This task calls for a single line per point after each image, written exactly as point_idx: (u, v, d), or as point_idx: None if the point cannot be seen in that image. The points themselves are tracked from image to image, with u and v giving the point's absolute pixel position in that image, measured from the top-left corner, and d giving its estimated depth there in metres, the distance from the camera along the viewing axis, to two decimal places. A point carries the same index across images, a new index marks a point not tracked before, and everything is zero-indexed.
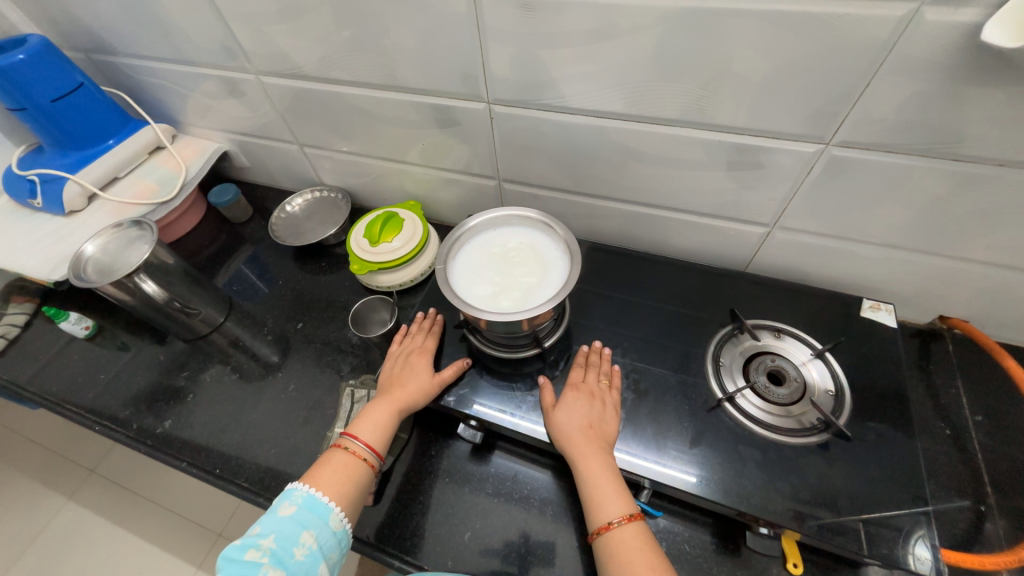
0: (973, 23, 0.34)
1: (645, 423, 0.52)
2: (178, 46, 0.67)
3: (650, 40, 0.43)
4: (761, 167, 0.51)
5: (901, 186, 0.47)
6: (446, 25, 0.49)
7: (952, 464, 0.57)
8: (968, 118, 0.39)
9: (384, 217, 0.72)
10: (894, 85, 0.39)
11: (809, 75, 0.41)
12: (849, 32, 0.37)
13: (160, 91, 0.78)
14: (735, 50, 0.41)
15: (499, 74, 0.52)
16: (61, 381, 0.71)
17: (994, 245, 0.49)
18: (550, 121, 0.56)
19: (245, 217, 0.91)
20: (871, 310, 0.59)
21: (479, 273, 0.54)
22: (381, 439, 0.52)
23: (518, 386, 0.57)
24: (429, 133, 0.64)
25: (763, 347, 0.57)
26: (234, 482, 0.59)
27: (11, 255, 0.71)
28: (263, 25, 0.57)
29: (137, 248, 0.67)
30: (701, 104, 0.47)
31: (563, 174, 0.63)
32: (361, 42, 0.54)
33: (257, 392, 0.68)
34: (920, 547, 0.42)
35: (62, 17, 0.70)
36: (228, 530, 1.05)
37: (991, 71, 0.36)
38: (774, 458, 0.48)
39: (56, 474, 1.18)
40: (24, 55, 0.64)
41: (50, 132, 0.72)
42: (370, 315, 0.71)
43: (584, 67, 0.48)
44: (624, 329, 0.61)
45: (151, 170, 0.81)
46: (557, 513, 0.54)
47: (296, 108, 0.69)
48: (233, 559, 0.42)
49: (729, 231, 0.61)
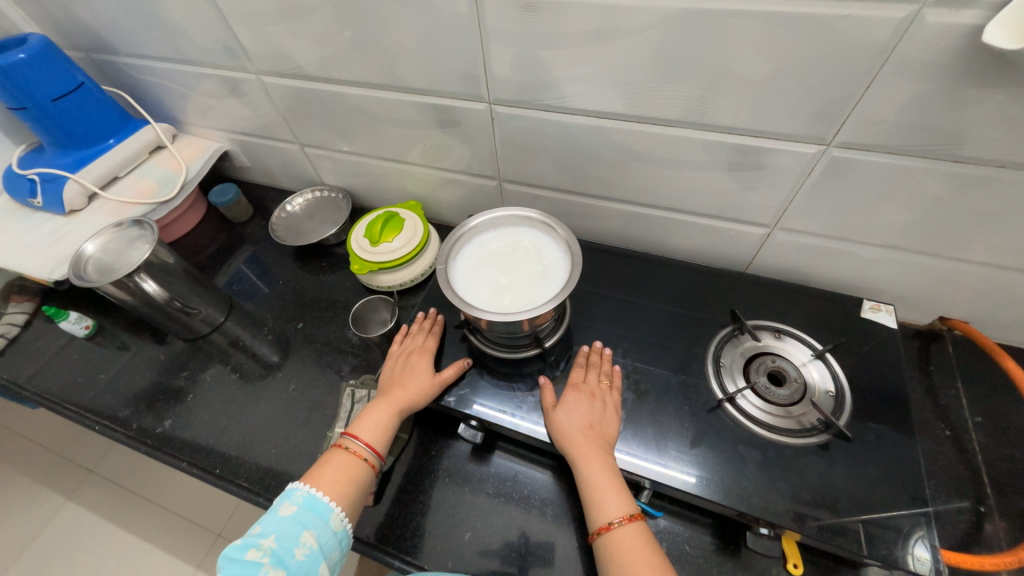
0: (973, 25, 0.34)
1: (646, 424, 0.52)
2: (179, 45, 0.67)
3: (650, 41, 0.43)
4: (761, 168, 0.51)
5: (902, 187, 0.47)
6: (447, 26, 0.49)
7: (952, 465, 0.57)
8: (968, 120, 0.39)
9: (384, 217, 0.72)
10: (894, 87, 0.39)
11: (810, 76, 0.41)
12: (849, 34, 0.37)
13: (161, 90, 0.78)
14: (736, 51, 0.41)
15: (500, 74, 0.52)
16: (60, 380, 0.71)
17: (994, 246, 0.50)
18: (550, 122, 0.56)
19: (246, 217, 0.91)
20: (871, 311, 0.59)
21: (480, 273, 0.54)
22: (382, 440, 0.52)
23: (518, 387, 0.57)
24: (430, 133, 0.64)
25: (763, 348, 0.57)
26: (234, 482, 0.59)
27: (11, 254, 0.71)
28: (264, 25, 0.57)
29: (138, 248, 0.67)
30: (702, 105, 0.47)
31: (564, 175, 0.63)
32: (362, 42, 0.54)
33: (258, 392, 0.68)
34: (919, 548, 0.42)
35: (63, 17, 0.70)
36: (227, 530, 1.05)
37: (992, 72, 0.36)
38: (775, 459, 0.48)
39: (55, 474, 1.18)
40: (25, 54, 0.63)
41: (51, 131, 0.72)
42: (371, 314, 0.71)
43: (585, 68, 0.48)
44: (625, 329, 0.61)
45: (151, 170, 0.81)
46: (557, 513, 0.54)
47: (297, 108, 0.69)
48: (233, 559, 0.42)
49: (729, 232, 0.61)
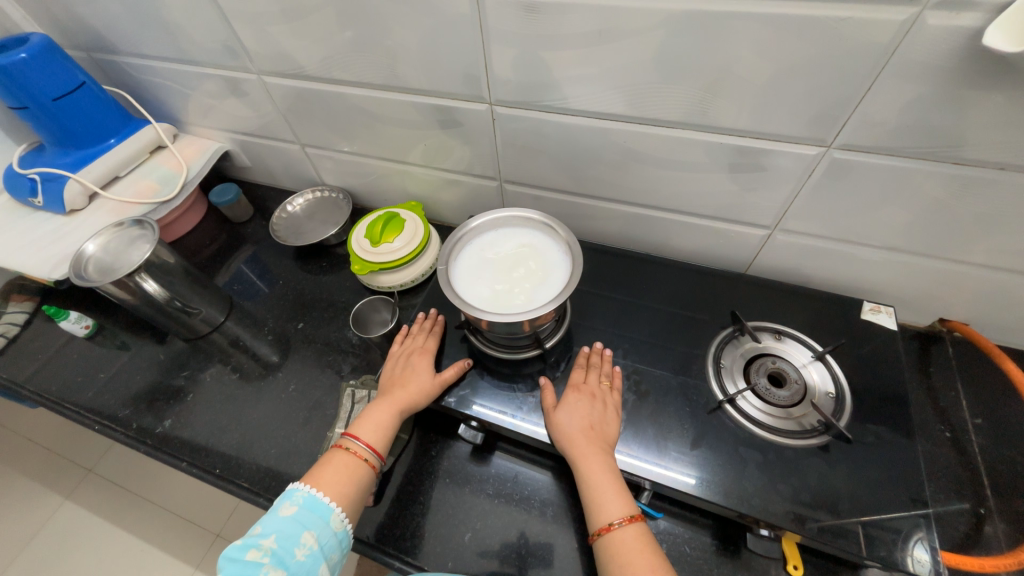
0: (974, 28, 0.34)
1: (646, 425, 0.52)
2: (180, 45, 0.67)
3: (651, 42, 0.43)
4: (762, 169, 0.51)
5: (902, 188, 0.47)
6: (449, 27, 0.49)
7: (952, 467, 0.57)
8: (968, 122, 0.39)
9: (385, 218, 0.72)
10: (895, 89, 0.39)
11: (811, 78, 0.41)
12: (851, 36, 0.37)
13: (162, 90, 0.78)
14: (737, 53, 0.41)
15: (501, 75, 0.52)
16: (60, 379, 0.71)
17: (994, 249, 0.50)
18: (552, 122, 0.56)
19: (246, 217, 0.91)
20: (871, 312, 0.59)
21: (480, 273, 0.54)
22: (382, 440, 0.52)
23: (519, 387, 0.57)
24: (431, 134, 0.64)
25: (763, 349, 0.57)
26: (234, 482, 0.59)
27: (11, 254, 0.71)
28: (265, 26, 0.57)
29: (138, 247, 0.67)
30: (704, 107, 0.47)
31: (565, 176, 0.63)
32: (363, 42, 0.54)
33: (258, 392, 0.68)
34: (919, 549, 0.42)
35: (64, 16, 0.71)
36: (226, 530, 1.05)
37: (992, 75, 0.36)
38: (775, 460, 0.48)
39: (54, 473, 1.18)
40: (26, 53, 0.63)
41: (52, 131, 0.72)
42: (371, 315, 0.71)
43: (586, 69, 0.48)
44: (625, 331, 0.61)
45: (152, 169, 0.81)
46: (557, 514, 0.54)
47: (298, 108, 0.69)
48: (233, 559, 0.42)
49: (730, 234, 0.61)
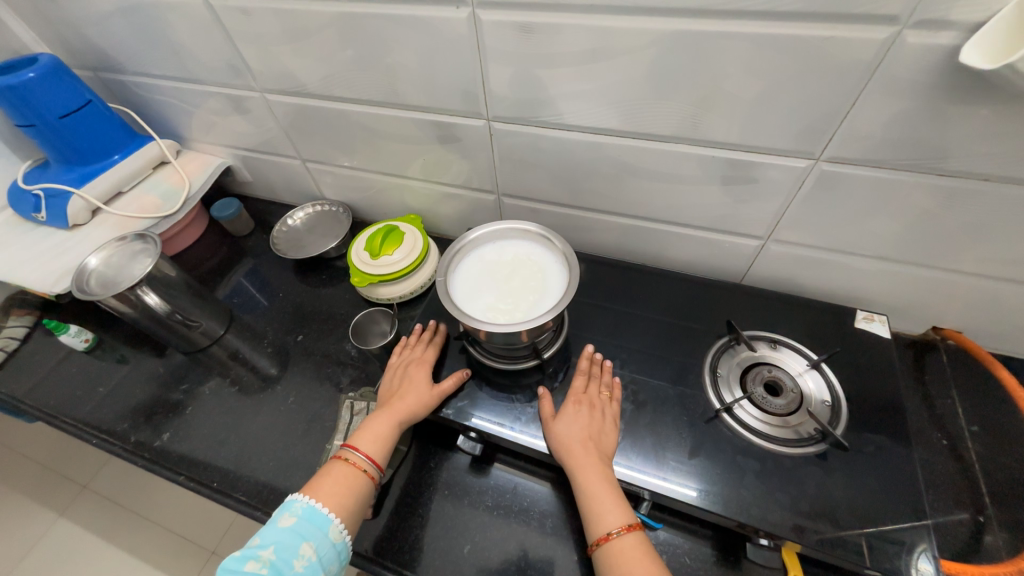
0: (951, 46, 0.35)
1: (644, 434, 0.52)
2: (185, 64, 0.68)
3: (645, 59, 0.44)
4: (754, 182, 0.52)
5: (891, 200, 0.48)
6: (447, 46, 0.51)
7: (949, 475, 0.57)
8: (952, 134, 0.41)
9: (385, 231, 0.73)
10: (880, 105, 0.41)
11: (798, 93, 0.42)
12: (835, 53, 0.39)
13: (166, 107, 0.80)
14: (727, 70, 0.43)
15: (499, 92, 0.53)
16: (58, 394, 0.71)
17: (983, 257, 0.51)
18: (548, 138, 0.57)
19: (247, 231, 0.92)
20: (865, 320, 0.60)
21: (478, 286, 0.55)
22: (381, 451, 0.52)
23: (518, 398, 0.57)
24: (430, 148, 0.66)
25: (760, 358, 0.57)
26: (232, 496, 0.59)
27: (15, 268, 0.72)
28: (269, 45, 0.59)
29: (141, 261, 0.68)
30: (696, 122, 0.48)
31: (561, 189, 0.64)
32: (365, 60, 0.56)
33: (257, 405, 0.68)
34: (922, 561, 0.42)
35: (71, 37, 0.72)
36: (222, 547, 1.03)
37: (972, 90, 0.37)
38: (773, 469, 0.48)
39: (47, 490, 1.16)
40: (34, 73, 0.65)
41: (58, 148, 0.73)
42: (370, 326, 0.72)
43: (580, 85, 0.49)
44: (623, 341, 0.62)
45: (155, 184, 0.83)
46: (557, 526, 0.54)
47: (301, 124, 0.71)
48: (232, 570, 0.42)
49: (725, 244, 0.62)
